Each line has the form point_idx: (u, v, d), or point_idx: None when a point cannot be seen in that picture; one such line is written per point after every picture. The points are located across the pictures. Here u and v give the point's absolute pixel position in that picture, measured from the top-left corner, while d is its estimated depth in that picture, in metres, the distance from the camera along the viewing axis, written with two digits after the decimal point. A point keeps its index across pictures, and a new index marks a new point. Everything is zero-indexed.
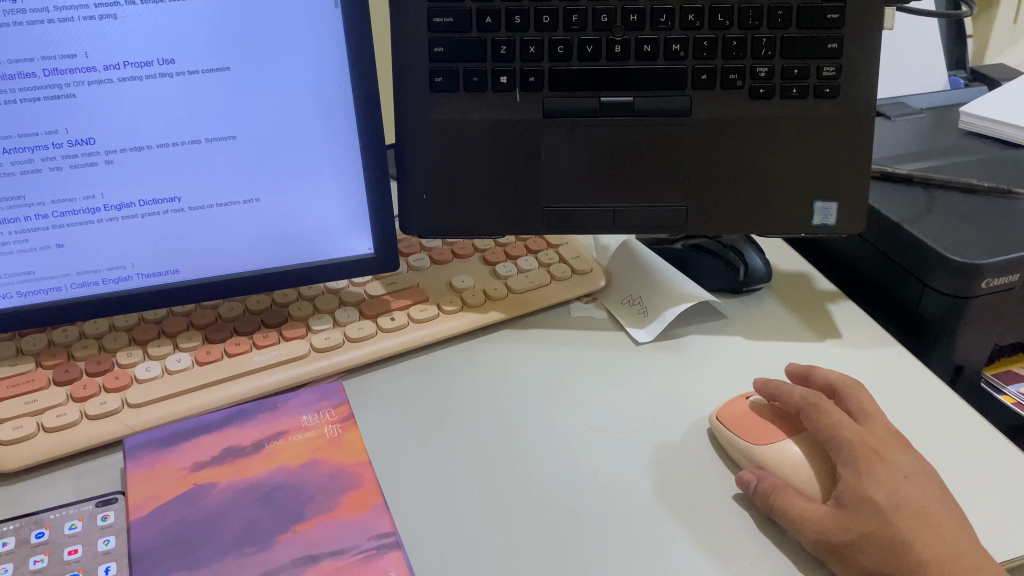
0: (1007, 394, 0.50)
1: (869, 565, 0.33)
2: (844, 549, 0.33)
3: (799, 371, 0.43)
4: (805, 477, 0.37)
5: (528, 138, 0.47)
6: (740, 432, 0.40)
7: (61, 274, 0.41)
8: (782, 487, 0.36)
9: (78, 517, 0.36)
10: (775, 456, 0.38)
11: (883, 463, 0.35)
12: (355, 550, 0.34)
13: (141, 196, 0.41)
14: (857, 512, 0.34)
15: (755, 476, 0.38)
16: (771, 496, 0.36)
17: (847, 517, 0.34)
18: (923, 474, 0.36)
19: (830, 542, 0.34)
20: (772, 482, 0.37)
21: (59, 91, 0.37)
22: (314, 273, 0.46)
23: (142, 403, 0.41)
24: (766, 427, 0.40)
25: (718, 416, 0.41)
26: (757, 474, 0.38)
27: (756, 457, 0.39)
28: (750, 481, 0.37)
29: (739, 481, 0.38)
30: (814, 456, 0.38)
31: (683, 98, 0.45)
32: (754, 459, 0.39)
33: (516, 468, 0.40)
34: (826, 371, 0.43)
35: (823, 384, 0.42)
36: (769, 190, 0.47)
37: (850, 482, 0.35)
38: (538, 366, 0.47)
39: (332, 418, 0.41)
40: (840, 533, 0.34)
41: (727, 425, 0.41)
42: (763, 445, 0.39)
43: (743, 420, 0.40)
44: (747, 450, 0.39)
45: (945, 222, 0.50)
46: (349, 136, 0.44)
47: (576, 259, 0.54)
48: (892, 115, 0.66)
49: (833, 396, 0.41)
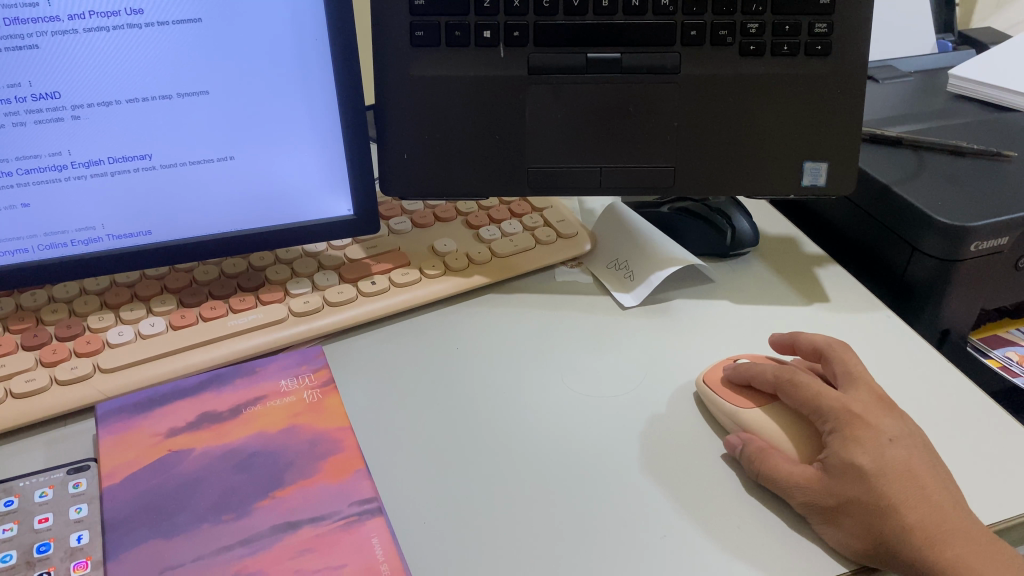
0: (993, 358, 0.51)
1: (856, 529, 0.32)
2: (832, 511, 0.33)
3: (784, 340, 0.43)
4: (793, 442, 0.37)
5: (513, 95, 0.45)
6: (729, 396, 0.39)
7: (27, 235, 0.40)
8: (767, 451, 0.36)
9: (49, 485, 0.35)
10: (764, 420, 0.38)
11: (868, 428, 0.35)
12: (336, 516, 0.33)
13: (111, 153, 0.39)
14: (843, 477, 0.33)
15: (741, 440, 0.37)
16: (757, 461, 0.36)
17: (834, 482, 0.33)
18: (911, 438, 0.35)
19: (817, 505, 0.33)
20: (757, 446, 0.36)
21: (21, 42, 0.36)
22: (292, 235, 0.45)
23: (113, 368, 0.40)
24: (753, 393, 0.39)
25: (705, 379, 0.41)
26: (743, 438, 0.37)
27: (742, 421, 0.38)
28: (736, 445, 0.37)
29: (726, 444, 0.37)
30: (798, 424, 0.37)
31: (673, 55, 0.44)
32: (740, 423, 0.38)
33: (501, 434, 0.39)
34: (810, 337, 0.42)
35: (809, 349, 0.41)
36: (758, 151, 0.46)
37: (835, 447, 0.34)
38: (523, 332, 0.46)
39: (311, 383, 0.40)
40: (827, 497, 0.33)
41: (715, 390, 0.40)
42: (751, 409, 0.38)
43: (730, 386, 0.40)
44: (734, 415, 0.38)
45: (934, 185, 0.49)
46: (327, 92, 0.42)
47: (561, 222, 0.53)
48: (881, 78, 0.65)
49: (820, 359, 0.41)
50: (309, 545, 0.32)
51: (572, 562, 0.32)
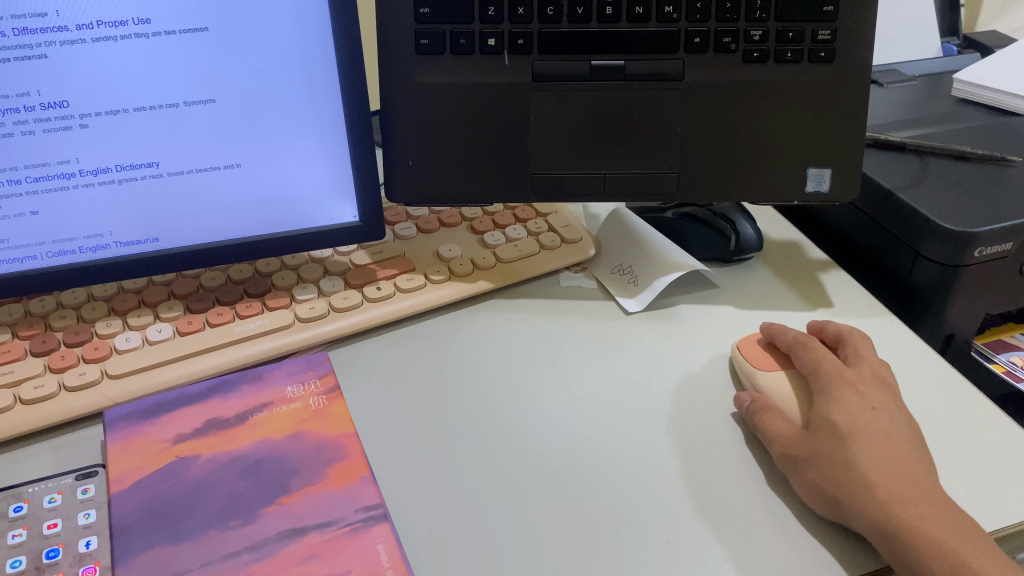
0: (998, 362, 0.51)
1: (817, 478, 0.34)
2: (802, 461, 0.35)
3: (818, 324, 0.44)
4: (796, 402, 0.39)
5: (516, 102, 0.46)
6: (755, 359, 0.42)
7: (35, 242, 0.40)
8: (769, 408, 0.38)
9: (57, 491, 0.35)
10: (777, 383, 0.40)
11: (853, 392, 0.37)
12: (342, 522, 0.33)
13: (118, 161, 0.40)
14: (821, 434, 0.36)
15: (750, 396, 0.40)
16: (756, 415, 0.38)
17: (813, 437, 0.36)
18: (896, 411, 0.37)
19: (792, 456, 0.36)
20: (764, 402, 0.39)
21: (29, 52, 0.36)
22: (298, 241, 0.45)
23: (122, 374, 0.41)
24: (778, 356, 0.42)
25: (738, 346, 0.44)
26: (752, 395, 0.40)
27: (757, 382, 0.41)
28: (744, 401, 0.40)
29: (736, 400, 0.40)
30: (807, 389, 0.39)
31: (676, 62, 0.44)
32: (756, 384, 0.41)
33: (506, 439, 0.39)
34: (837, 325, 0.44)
35: (833, 333, 0.43)
36: (762, 158, 0.46)
37: (819, 409, 0.37)
38: (528, 336, 0.46)
39: (318, 389, 0.40)
40: (802, 449, 0.35)
41: (743, 353, 0.43)
42: (771, 371, 0.41)
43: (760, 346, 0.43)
44: (751, 376, 0.41)
45: (937, 190, 0.49)
46: (333, 100, 0.42)
47: (565, 228, 0.53)
48: (885, 83, 0.65)
49: (840, 344, 0.42)
50: (314, 551, 0.32)
51: (576, 567, 0.33)
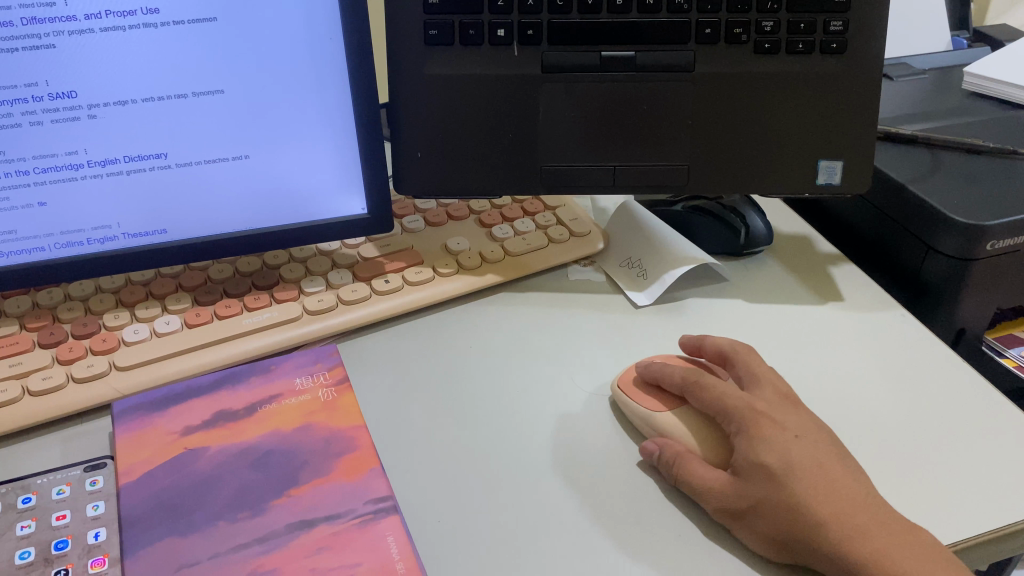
0: (1009, 357, 0.50)
1: (768, 528, 0.32)
2: (745, 514, 0.32)
3: (693, 342, 0.42)
4: (704, 444, 0.36)
5: (526, 93, 0.45)
6: (642, 398, 0.39)
7: (44, 233, 0.40)
8: (685, 456, 0.35)
9: (66, 482, 0.35)
10: (677, 423, 0.37)
11: (772, 425, 0.34)
12: (352, 514, 0.33)
13: (127, 152, 0.40)
14: (753, 479, 0.33)
15: (658, 445, 0.36)
16: (674, 466, 0.35)
17: (743, 485, 0.33)
18: (816, 433, 0.35)
19: (731, 511, 0.33)
20: (675, 450, 0.36)
21: (38, 42, 0.36)
22: (306, 234, 0.45)
23: (130, 366, 0.40)
24: (664, 393, 0.39)
25: (619, 383, 0.40)
26: (659, 443, 0.36)
27: (656, 424, 0.38)
28: (653, 451, 0.36)
29: (643, 451, 0.37)
30: (707, 424, 0.37)
31: (687, 53, 0.44)
32: (655, 427, 0.38)
33: (515, 433, 0.39)
34: (717, 341, 0.41)
35: (715, 353, 0.41)
36: (773, 150, 0.46)
37: (742, 448, 0.34)
38: (537, 330, 0.46)
39: (326, 381, 0.40)
40: (739, 501, 0.33)
41: (626, 391, 0.39)
42: (664, 412, 0.38)
43: (641, 385, 0.40)
44: (649, 419, 0.38)
45: (949, 183, 0.49)
46: (342, 91, 0.42)
47: (574, 221, 0.53)
48: (895, 76, 0.65)
49: (727, 363, 0.40)
50: (324, 543, 0.32)
51: (586, 560, 0.32)
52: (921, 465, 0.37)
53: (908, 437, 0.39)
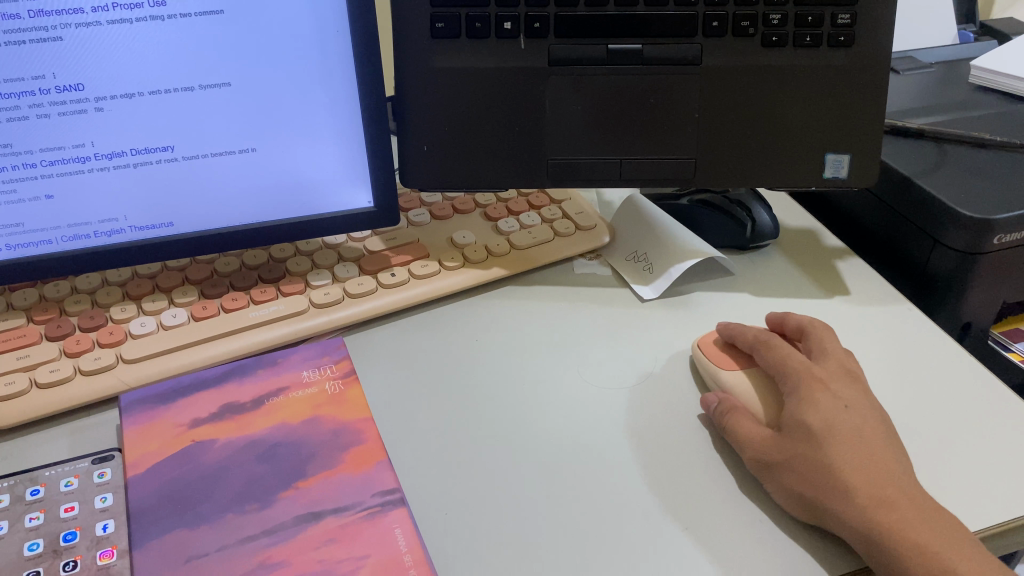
0: (1015, 351, 0.50)
1: (796, 485, 0.33)
2: (775, 467, 0.34)
3: (775, 317, 0.43)
4: (762, 402, 0.38)
5: (532, 86, 0.45)
6: (716, 359, 0.41)
7: (51, 226, 0.40)
8: (738, 409, 0.37)
9: (74, 475, 0.35)
10: (741, 382, 0.39)
11: (824, 391, 0.36)
12: (359, 506, 0.33)
13: (133, 145, 0.40)
14: (792, 441, 0.34)
15: (716, 397, 0.38)
16: (724, 414, 0.37)
17: (780, 448, 0.34)
18: (869, 406, 0.36)
19: (764, 462, 0.34)
20: (730, 403, 0.38)
21: (44, 34, 0.36)
22: (313, 227, 0.45)
23: (137, 359, 0.40)
24: (737, 354, 0.41)
25: (698, 346, 0.42)
26: (719, 396, 0.38)
27: (721, 382, 0.39)
28: (710, 401, 0.38)
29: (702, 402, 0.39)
30: (771, 388, 0.38)
31: (694, 46, 0.44)
32: (720, 384, 0.40)
33: (522, 426, 0.39)
34: (799, 317, 0.42)
35: (793, 326, 0.42)
36: (779, 144, 0.46)
37: (788, 420, 0.35)
38: (543, 324, 0.46)
39: (333, 373, 0.40)
40: (775, 454, 0.34)
41: (703, 351, 0.41)
42: (733, 370, 0.40)
43: (718, 346, 0.41)
44: (716, 375, 0.40)
45: (956, 177, 0.49)
46: (348, 84, 0.42)
47: (580, 215, 0.53)
48: (901, 70, 0.65)
49: (801, 337, 0.41)
50: (332, 535, 0.32)
51: (593, 553, 0.32)
52: (928, 459, 0.37)
53: (915, 430, 0.39)
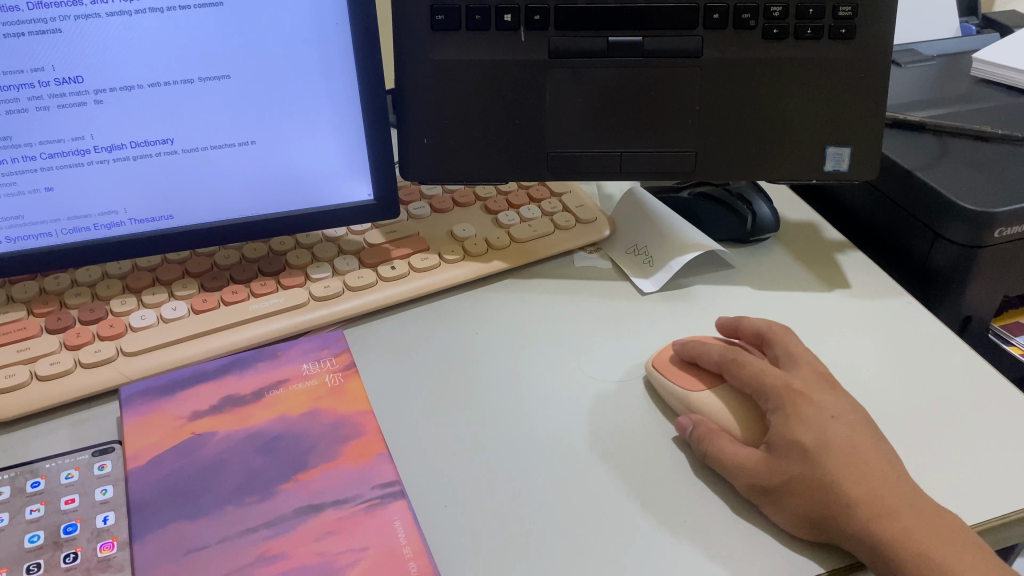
0: (1016, 345, 0.50)
1: (794, 491, 0.33)
2: (773, 491, 0.33)
3: (730, 324, 0.42)
4: (740, 422, 0.37)
5: (532, 79, 0.45)
6: (676, 376, 0.39)
7: (51, 219, 0.40)
8: (717, 433, 0.36)
9: (75, 467, 0.35)
10: (713, 401, 0.38)
11: (811, 400, 0.35)
12: (359, 499, 0.33)
13: (133, 138, 0.40)
14: (788, 447, 0.34)
15: (692, 420, 0.37)
16: (705, 442, 0.36)
17: (780, 441, 0.34)
18: (852, 414, 0.35)
19: (761, 488, 0.33)
20: (707, 428, 0.36)
21: (44, 26, 0.36)
22: (313, 220, 0.45)
23: (137, 352, 0.40)
24: (699, 371, 0.39)
25: (653, 363, 0.41)
26: (694, 419, 0.37)
27: (692, 402, 0.38)
28: (687, 427, 0.37)
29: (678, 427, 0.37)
30: (744, 404, 0.37)
31: (695, 38, 0.44)
32: (690, 404, 0.38)
33: (521, 419, 0.39)
34: (753, 322, 0.42)
35: (751, 334, 0.41)
36: (781, 136, 0.46)
37: (783, 417, 0.35)
38: (543, 317, 0.46)
39: (333, 366, 0.40)
40: (770, 477, 0.33)
41: (660, 370, 0.40)
42: (700, 391, 0.38)
43: (677, 364, 0.40)
44: (684, 397, 0.38)
45: (957, 170, 0.49)
46: (347, 76, 0.42)
47: (580, 208, 0.53)
48: (903, 63, 0.65)
49: (764, 344, 0.40)
50: (331, 528, 0.32)
51: (591, 546, 0.33)
52: (928, 453, 0.37)
53: (914, 425, 0.39)
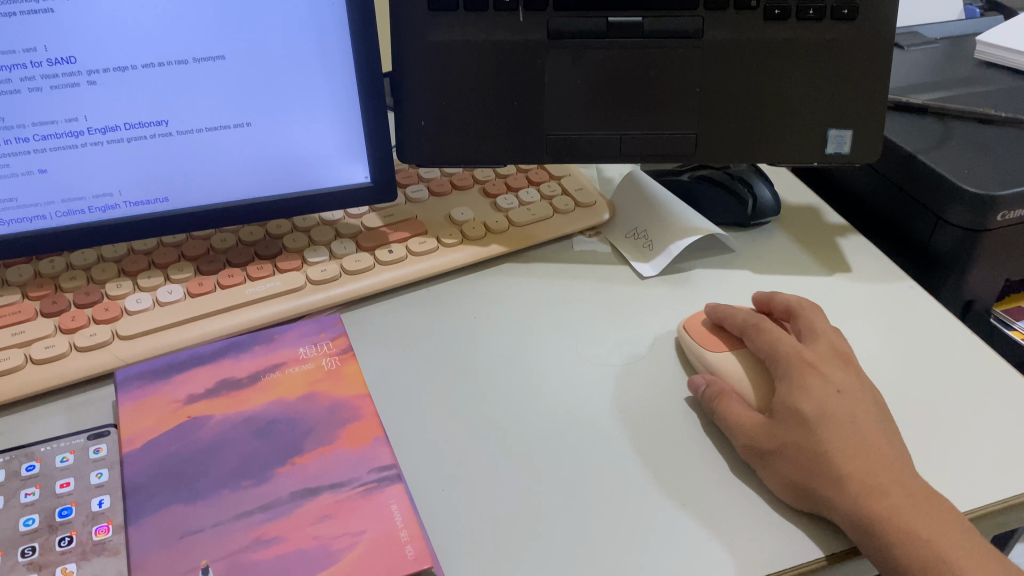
0: (1018, 329, 0.50)
1: (792, 476, 0.32)
2: (769, 456, 0.34)
3: (763, 298, 0.42)
4: (752, 387, 0.37)
5: (531, 60, 0.45)
6: (703, 340, 0.40)
7: (44, 202, 0.40)
8: (726, 394, 0.37)
9: (70, 451, 0.35)
10: (731, 366, 0.38)
11: (818, 377, 0.35)
12: (355, 482, 0.33)
13: (127, 119, 0.39)
14: (787, 432, 0.34)
15: (704, 381, 0.38)
16: (712, 401, 0.37)
17: (780, 426, 0.34)
18: (863, 390, 0.35)
19: (758, 446, 0.34)
20: (718, 389, 0.37)
21: (35, 6, 0.35)
22: (311, 203, 0.45)
23: (133, 335, 0.40)
24: (726, 337, 0.40)
25: (686, 327, 0.42)
26: (707, 380, 0.38)
27: (710, 365, 0.39)
28: (699, 386, 0.38)
29: (689, 387, 0.38)
30: (760, 373, 0.38)
31: (695, 19, 0.43)
32: (708, 366, 0.39)
33: (519, 403, 0.39)
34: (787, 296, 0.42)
35: (780, 307, 0.41)
36: (782, 118, 0.45)
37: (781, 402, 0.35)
38: (542, 301, 0.46)
39: (330, 350, 0.40)
40: (768, 439, 0.34)
41: (690, 334, 0.41)
42: (721, 353, 0.39)
43: (706, 330, 0.41)
44: (703, 359, 0.39)
45: (959, 153, 0.48)
46: (343, 58, 0.42)
47: (580, 191, 0.52)
48: (906, 45, 0.64)
49: (790, 319, 0.41)
50: (328, 511, 0.32)
51: (589, 530, 0.32)
52: (929, 437, 0.37)
53: (915, 409, 0.38)
